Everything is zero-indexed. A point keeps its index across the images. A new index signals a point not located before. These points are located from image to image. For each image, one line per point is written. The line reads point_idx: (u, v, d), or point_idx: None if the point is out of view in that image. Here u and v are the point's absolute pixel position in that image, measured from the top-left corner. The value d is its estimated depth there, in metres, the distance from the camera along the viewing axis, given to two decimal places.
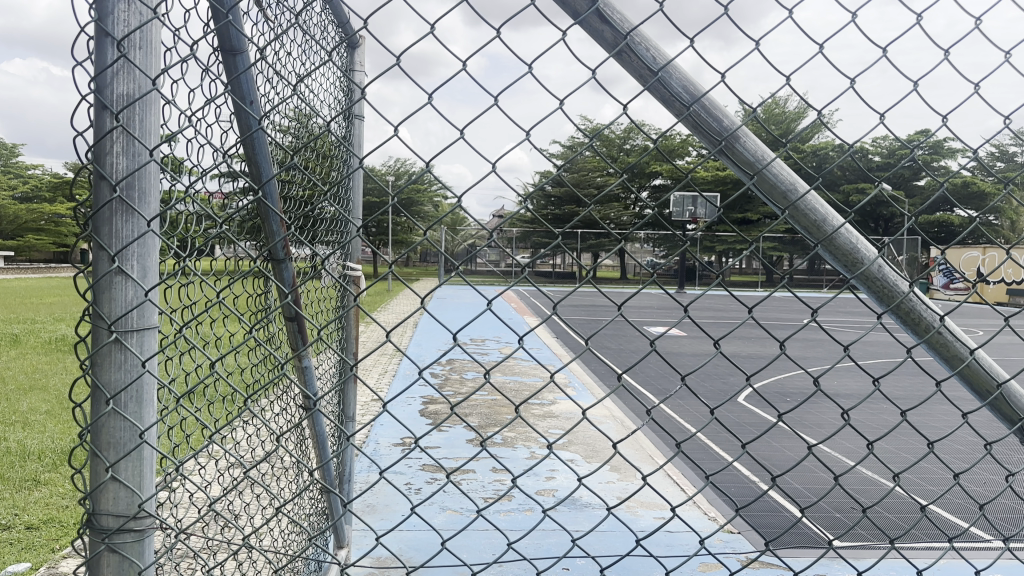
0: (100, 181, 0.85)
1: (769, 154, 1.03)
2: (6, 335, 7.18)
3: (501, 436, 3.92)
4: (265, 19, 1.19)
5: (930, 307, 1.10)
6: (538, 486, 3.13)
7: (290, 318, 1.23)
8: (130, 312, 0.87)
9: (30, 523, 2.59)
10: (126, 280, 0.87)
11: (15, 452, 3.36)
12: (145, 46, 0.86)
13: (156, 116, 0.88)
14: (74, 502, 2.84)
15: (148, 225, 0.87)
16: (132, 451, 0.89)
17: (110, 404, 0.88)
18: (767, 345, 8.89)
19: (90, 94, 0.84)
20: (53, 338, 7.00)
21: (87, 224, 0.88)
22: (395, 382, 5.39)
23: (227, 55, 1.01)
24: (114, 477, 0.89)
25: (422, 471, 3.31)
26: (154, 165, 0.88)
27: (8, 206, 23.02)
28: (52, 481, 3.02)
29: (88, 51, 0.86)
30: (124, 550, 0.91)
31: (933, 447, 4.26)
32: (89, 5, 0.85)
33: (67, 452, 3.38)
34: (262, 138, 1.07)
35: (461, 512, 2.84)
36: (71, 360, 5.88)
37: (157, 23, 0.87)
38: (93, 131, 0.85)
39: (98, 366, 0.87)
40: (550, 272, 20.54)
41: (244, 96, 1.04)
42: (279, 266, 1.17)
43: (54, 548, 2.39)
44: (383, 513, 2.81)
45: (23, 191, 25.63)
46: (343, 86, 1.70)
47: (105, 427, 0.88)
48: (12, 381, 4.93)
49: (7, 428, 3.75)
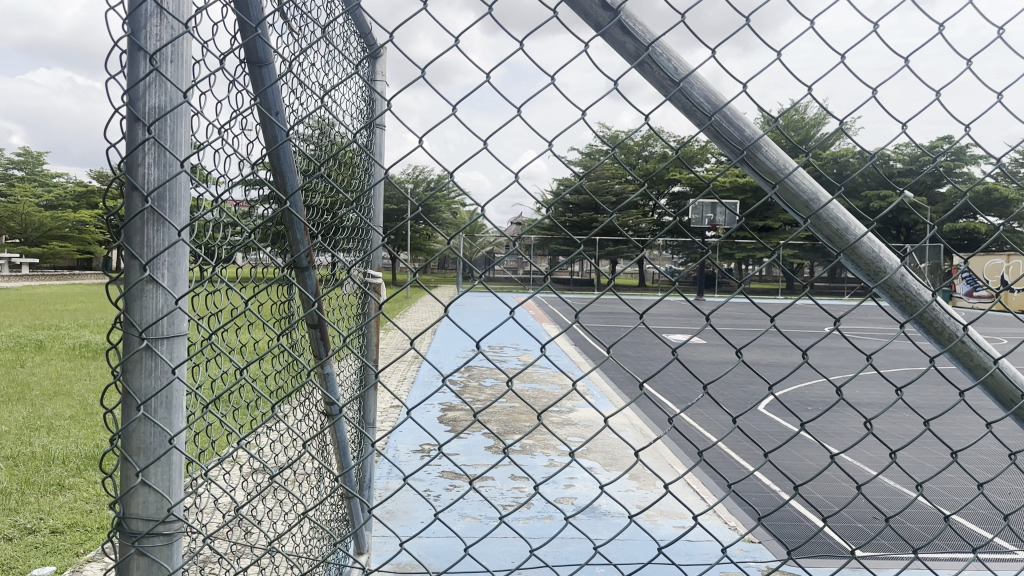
0: (131, 192, 0.86)
1: (791, 163, 1.03)
2: (31, 340, 7.29)
3: (520, 443, 3.92)
4: (290, 31, 1.20)
5: (953, 316, 1.09)
6: (558, 494, 3.13)
7: (314, 325, 1.24)
8: (161, 320, 0.88)
9: (55, 528, 2.62)
10: (157, 288, 0.88)
11: (40, 457, 3.40)
12: (175, 59, 0.87)
13: (186, 127, 0.89)
14: (98, 506, 2.87)
15: (178, 234, 0.88)
16: (162, 456, 0.90)
17: (140, 410, 0.89)
18: (788, 354, 8.84)
19: (122, 106, 0.86)
20: (78, 345, 7.09)
21: (118, 233, 0.89)
22: (415, 389, 5.41)
23: (253, 67, 1.03)
24: (144, 482, 0.90)
25: (442, 477, 3.32)
26: (184, 176, 0.89)
27: (34, 214, 23.36)
28: (77, 486, 3.05)
29: (121, 65, 0.87)
30: (153, 554, 0.92)
31: (957, 457, 4.21)
32: (121, 19, 0.86)
33: (92, 457, 3.42)
34: (287, 148, 1.08)
35: (480, 519, 2.85)
36: (96, 366, 5.95)
37: (187, 37, 0.88)
38: (125, 143, 0.86)
39: (129, 372, 0.88)
40: (569, 280, 20.54)
41: (270, 108, 1.05)
42: (303, 274, 1.18)
43: (78, 552, 2.42)
44: (403, 520, 2.81)
45: (48, 199, 26.00)
46: (365, 96, 1.71)
47: (136, 432, 0.89)
48: (38, 387, 4.99)
49: (33, 433, 3.79)
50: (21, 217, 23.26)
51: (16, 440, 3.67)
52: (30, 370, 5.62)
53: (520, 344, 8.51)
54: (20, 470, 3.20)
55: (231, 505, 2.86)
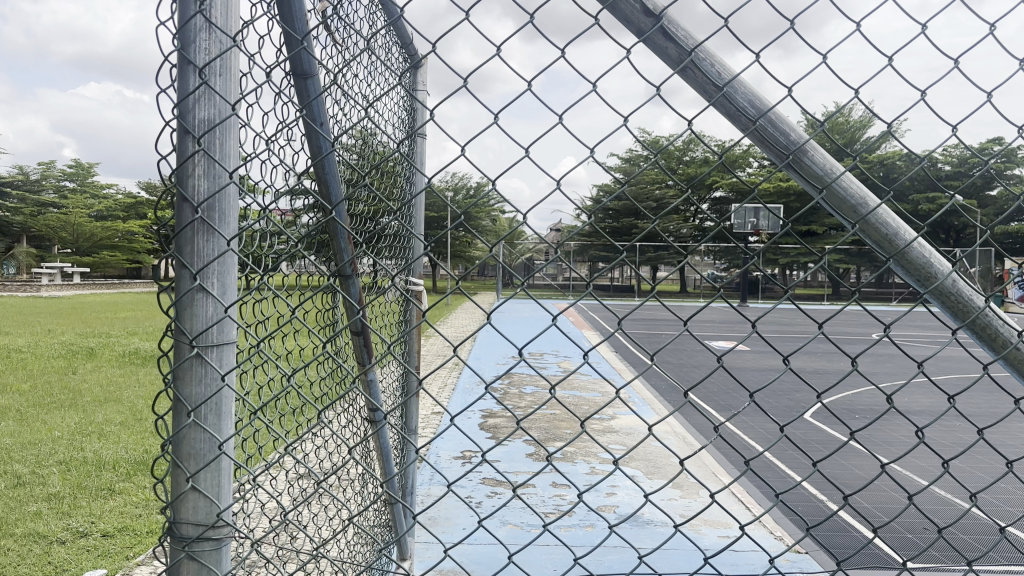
0: (182, 203, 0.88)
1: (839, 168, 1.01)
2: (83, 348, 7.48)
3: (561, 451, 3.91)
4: (333, 43, 1.22)
5: (1007, 323, 1.06)
6: (600, 502, 3.11)
7: (357, 332, 1.25)
8: (211, 328, 0.90)
9: (106, 532, 2.68)
10: (207, 297, 0.90)
11: (92, 461, 3.48)
12: (224, 72, 0.89)
13: (235, 140, 0.91)
14: (147, 510, 2.93)
15: (227, 244, 0.90)
16: (211, 462, 0.92)
17: (190, 416, 0.91)
18: (834, 360, 8.69)
19: (173, 119, 0.88)
20: (128, 352, 7.26)
21: (170, 243, 0.91)
22: (456, 396, 5.43)
23: (299, 79, 1.04)
24: (194, 487, 0.92)
25: (483, 485, 3.32)
26: (233, 187, 0.91)
27: (85, 225, 23.99)
28: (127, 490, 3.12)
29: (172, 79, 0.89)
30: (203, 558, 0.93)
31: (1013, 467, 4.09)
32: (172, 34, 0.88)
33: (141, 463, 3.49)
34: (331, 159, 1.09)
35: (522, 526, 2.84)
36: (145, 373, 6.08)
37: (236, 51, 0.90)
38: (176, 155, 0.88)
39: (180, 380, 0.90)
40: (609, 286, 20.45)
41: (314, 119, 1.07)
42: (347, 282, 1.19)
43: (128, 555, 2.47)
44: (446, 526, 2.82)
45: (99, 210, 26.70)
46: (406, 106, 1.73)
47: (186, 438, 0.91)
48: (91, 393, 5.12)
49: (86, 438, 3.90)
50: (74, 228, 23.92)
51: (69, 445, 3.76)
52: (82, 376, 5.78)
53: (561, 351, 8.49)
54: (73, 474, 3.28)
55: (276, 511, 2.90)
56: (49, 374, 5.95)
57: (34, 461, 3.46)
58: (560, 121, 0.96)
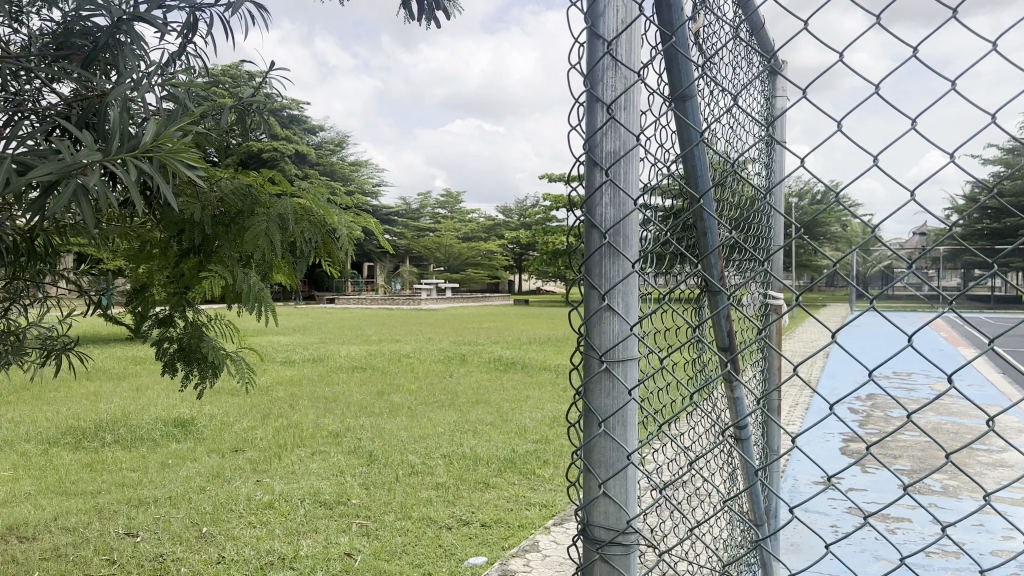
0: (592, 230, 0.96)
1: None
2: (457, 355, 8.39)
3: (941, 484, 3.50)
4: (701, 61, 1.25)
5: None
6: (993, 547, 2.73)
7: (724, 349, 1.26)
8: (618, 344, 0.96)
9: (483, 521, 2.97)
10: (614, 315, 0.96)
11: (469, 456, 3.89)
12: (627, 106, 0.95)
13: (638, 171, 0.97)
14: (517, 506, 3.19)
15: (631, 266, 0.96)
16: (620, 470, 0.98)
17: (601, 426, 0.97)
18: None
19: (584, 154, 0.96)
20: (493, 359, 7.99)
21: (582, 270, 1.00)
22: (811, 416, 5.14)
23: (677, 102, 1.08)
24: (605, 493, 0.98)
25: (849, 514, 3.10)
26: (636, 213, 0.96)
27: (456, 247, 26.93)
28: (497, 486, 3.44)
29: (580, 118, 0.98)
30: (614, 562, 0.99)
31: None
32: (581, 78, 0.97)
33: (509, 461, 3.81)
34: (705, 180, 1.10)
35: (896, 564, 2.60)
36: (509, 379, 6.64)
37: (639, 85, 0.96)
38: (587, 187, 0.96)
39: (591, 392, 0.97)
40: (991, 295, 17.89)
41: (688, 141, 1.10)
42: (715, 299, 1.20)
43: (503, 546, 2.71)
44: (808, 554, 2.68)
45: (467, 233, 29.85)
46: (763, 117, 1.71)
47: (597, 446, 0.98)
48: (464, 394, 5.74)
49: (462, 435, 4.37)
50: (446, 249, 26.99)
51: (450, 439, 4.25)
52: (456, 380, 6.50)
53: (933, 370, 7.61)
54: (455, 469, 3.70)
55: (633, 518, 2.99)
56: (430, 377, 6.79)
57: (423, 454, 3.96)
58: (913, 126, 0.81)
